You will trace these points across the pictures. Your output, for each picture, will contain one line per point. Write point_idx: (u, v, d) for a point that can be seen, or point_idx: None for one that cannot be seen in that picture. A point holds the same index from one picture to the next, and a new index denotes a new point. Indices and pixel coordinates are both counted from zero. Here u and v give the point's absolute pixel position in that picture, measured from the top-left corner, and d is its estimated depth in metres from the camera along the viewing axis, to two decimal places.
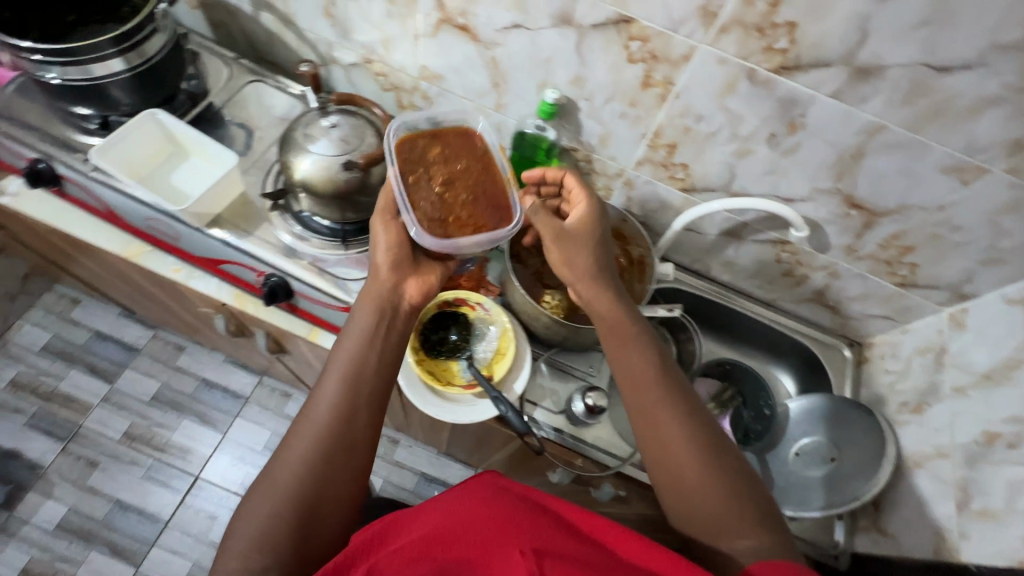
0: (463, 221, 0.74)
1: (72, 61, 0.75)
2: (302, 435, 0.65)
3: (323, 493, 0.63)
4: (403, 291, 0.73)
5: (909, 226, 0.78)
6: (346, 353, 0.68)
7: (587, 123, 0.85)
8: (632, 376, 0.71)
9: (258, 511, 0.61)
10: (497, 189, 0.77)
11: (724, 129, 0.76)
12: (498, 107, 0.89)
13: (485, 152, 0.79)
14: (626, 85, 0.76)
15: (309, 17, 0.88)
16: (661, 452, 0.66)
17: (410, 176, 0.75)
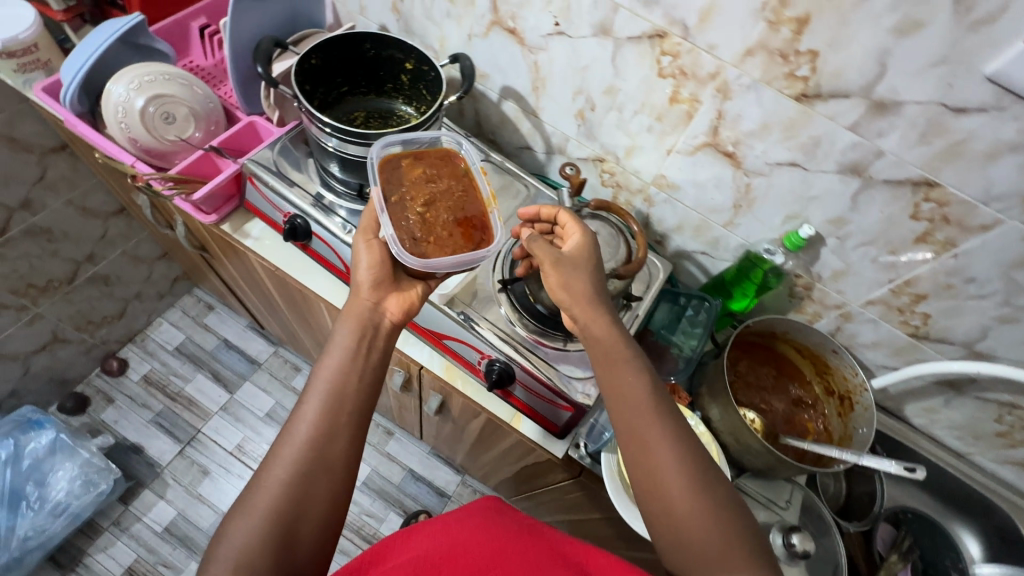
0: (444, 240, 0.74)
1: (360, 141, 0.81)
2: (282, 453, 0.60)
3: (302, 508, 0.58)
4: (383, 309, 0.71)
5: None
6: (328, 368, 0.65)
7: (828, 257, 0.84)
8: (621, 406, 0.63)
9: (237, 530, 0.55)
10: (477, 209, 0.78)
11: (995, 294, 0.74)
12: (728, 224, 0.90)
13: (466, 173, 0.81)
14: (895, 235, 0.75)
15: (556, 115, 0.92)
16: (664, 512, 0.58)
17: (393, 197, 0.76)
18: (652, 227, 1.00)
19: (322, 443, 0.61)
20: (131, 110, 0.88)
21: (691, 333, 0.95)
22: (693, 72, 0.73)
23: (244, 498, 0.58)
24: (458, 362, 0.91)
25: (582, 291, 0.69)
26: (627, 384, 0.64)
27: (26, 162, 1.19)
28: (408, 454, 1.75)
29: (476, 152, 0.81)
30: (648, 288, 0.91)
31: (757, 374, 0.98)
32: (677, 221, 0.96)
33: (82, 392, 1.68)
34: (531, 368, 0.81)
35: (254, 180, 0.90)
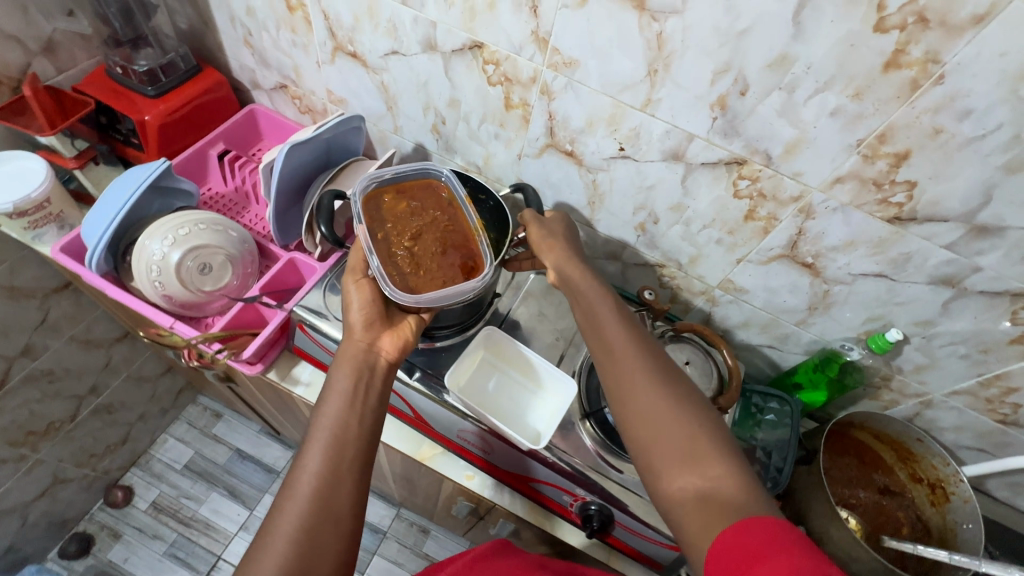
0: (435, 272, 0.78)
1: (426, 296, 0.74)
2: (286, 510, 0.60)
3: (311, 555, 0.58)
4: (379, 348, 0.73)
5: None
6: (329, 416, 0.67)
7: (911, 353, 0.82)
8: (588, 326, 0.71)
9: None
10: (465, 240, 0.81)
11: None
12: (801, 322, 0.88)
13: (451, 203, 0.84)
14: (987, 336, 0.74)
15: (612, 225, 0.90)
16: (636, 430, 0.60)
17: (378, 232, 0.79)
18: (715, 324, 0.97)
19: (326, 488, 0.62)
20: (168, 268, 0.81)
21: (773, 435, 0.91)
22: (774, 194, 0.71)
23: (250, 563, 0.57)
24: (543, 502, 0.85)
25: (559, 258, 0.75)
26: (598, 314, 0.70)
27: (26, 307, 1.09)
28: (446, 553, 1.64)
29: (461, 185, 0.83)
30: None
31: (842, 466, 0.95)
32: (743, 319, 0.93)
33: (85, 530, 1.53)
34: (633, 507, 0.76)
35: (303, 327, 0.84)
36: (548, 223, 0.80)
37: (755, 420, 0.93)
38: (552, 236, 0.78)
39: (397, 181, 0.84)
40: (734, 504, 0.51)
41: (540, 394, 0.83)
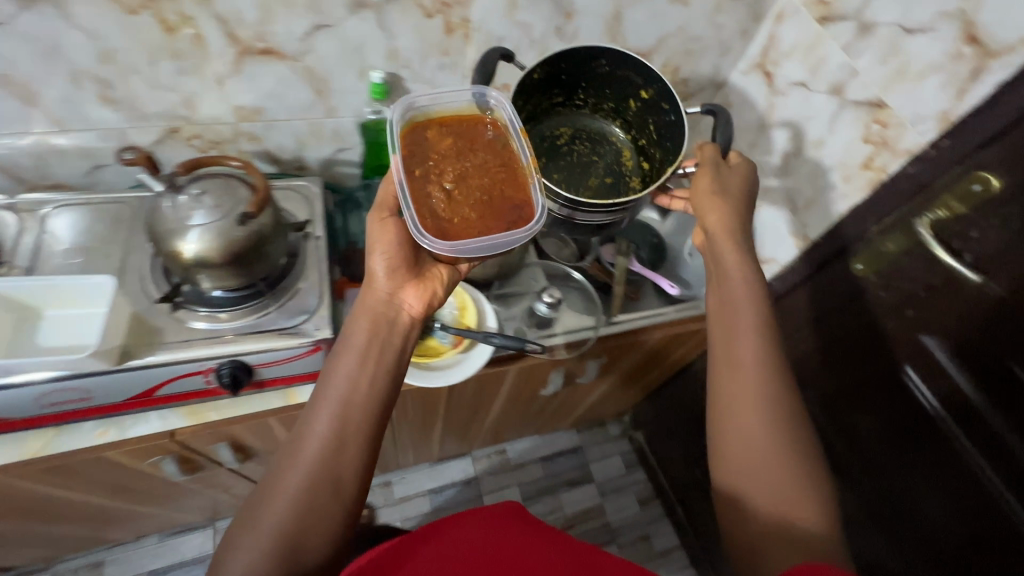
0: (472, 215, 0.74)
1: (468, 249, 0.70)
2: (291, 464, 0.65)
3: (311, 514, 0.63)
4: (398, 299, 0.76)
5: (669, 53, 1.03)
6: (340, 378, 0.69)
7: (414, 87, 0.94)
8: (718, 308, 0.74)
9: (247, 542, 0.60)
10: (513, 185, 0.76)
11: (522, 40, 0.91)
12: (329, 112, 0.93)
13: (505, 145, 0.80)
14: (431, 40, 0.86)
15: (84, 113, 0.81)
16: (727, 350, 0.70)
17: (417, 170, 0.75)
18: (284, 157, 0.99)
19: (331, 459, 0.65)
20: None
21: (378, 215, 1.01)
22: None
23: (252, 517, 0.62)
24: (192, 400, 0.83)
25: (720, 221, 0.77)
26: (730, 314, 0.72)
27: None
28: None
29: (514, 117, 0.79)
30: (311, 208, 0.94)
31: None
32: (296, 138, 0.96)
33: None
34: (253, 345, 0.79)
35: None
36: (718, 170, 0.81)
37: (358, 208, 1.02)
38: (721, 194, 0.78)
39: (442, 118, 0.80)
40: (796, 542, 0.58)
41: (84, 314, 0.76)
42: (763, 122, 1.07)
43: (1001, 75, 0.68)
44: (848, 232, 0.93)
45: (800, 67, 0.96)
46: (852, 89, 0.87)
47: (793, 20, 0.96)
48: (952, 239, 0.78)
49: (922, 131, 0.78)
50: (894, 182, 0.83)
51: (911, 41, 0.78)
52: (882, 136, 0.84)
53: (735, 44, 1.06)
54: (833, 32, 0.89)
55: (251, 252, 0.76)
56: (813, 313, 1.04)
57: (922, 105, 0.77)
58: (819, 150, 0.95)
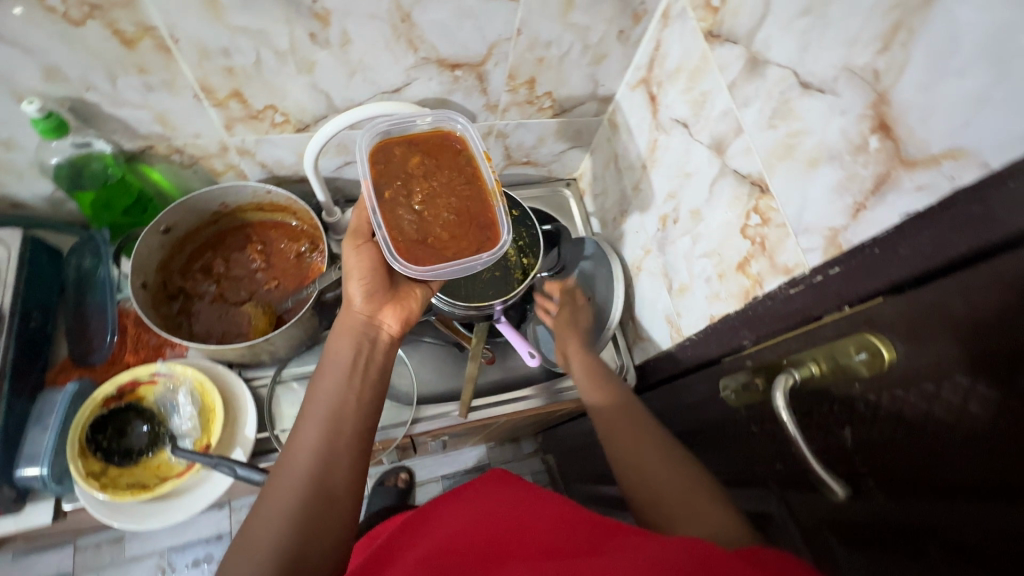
0: (448, 239, 0.64)
1: (437, 273, 0.62)
2: (279, 487, 0.53)
3: (312, 526, 0.51)
4: (381, 321, 0.67)
5: (513, 62, 0.73)
6: (322, 395, 0.60)
7: (124, 112, 0.66)
8: (625, 444, 0.66)
9: (241, 573, 0.48)
10: (481, 203, 0.66)
11: (262, 52, 0.62)
12: (4, 146, 0.66)
13: (469, 160, 0.67)
14: (107, 55, 0.58)
15: None
16: (630, 451, 0.65)
17: (386, 191, 0.64)
18: None
19: (320, 470, 0.54)
20: None
21: (98, 262, 0.78)
22: None
23: (240, 544, 0.50)
24: None
25: (577, 342, 0.83)
26: (623, 441, 0.67)
27: None
28: None
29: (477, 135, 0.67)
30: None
31: (235, 263, 0.85)
32: None
33: None
34: None
35: None
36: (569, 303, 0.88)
37: (77, 255, 0.78)
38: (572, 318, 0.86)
39: (410, 132, 0.68)
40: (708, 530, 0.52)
41: None
42: (646, 162, 0.79)
43: (912, 201, 0.41)
44: (718, 341, 0.69)
45: (682, 100, 0.67)
46: (733, 151, 0.59)
47: (679, 27, 0.65)
48: (828, 410, 0.53)
49: (806, 248, 0.51)
50: (768, 302, 0.58)
51: (805, 105, 0.49)
52: (760, 236, 0.57)
53: (612, 49, 0.74)
54: (719, 59, 0.59)
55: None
56: (677, 423, 0.80)
57: (810, 210, 0.50)
58: (695, 224, 0.69)
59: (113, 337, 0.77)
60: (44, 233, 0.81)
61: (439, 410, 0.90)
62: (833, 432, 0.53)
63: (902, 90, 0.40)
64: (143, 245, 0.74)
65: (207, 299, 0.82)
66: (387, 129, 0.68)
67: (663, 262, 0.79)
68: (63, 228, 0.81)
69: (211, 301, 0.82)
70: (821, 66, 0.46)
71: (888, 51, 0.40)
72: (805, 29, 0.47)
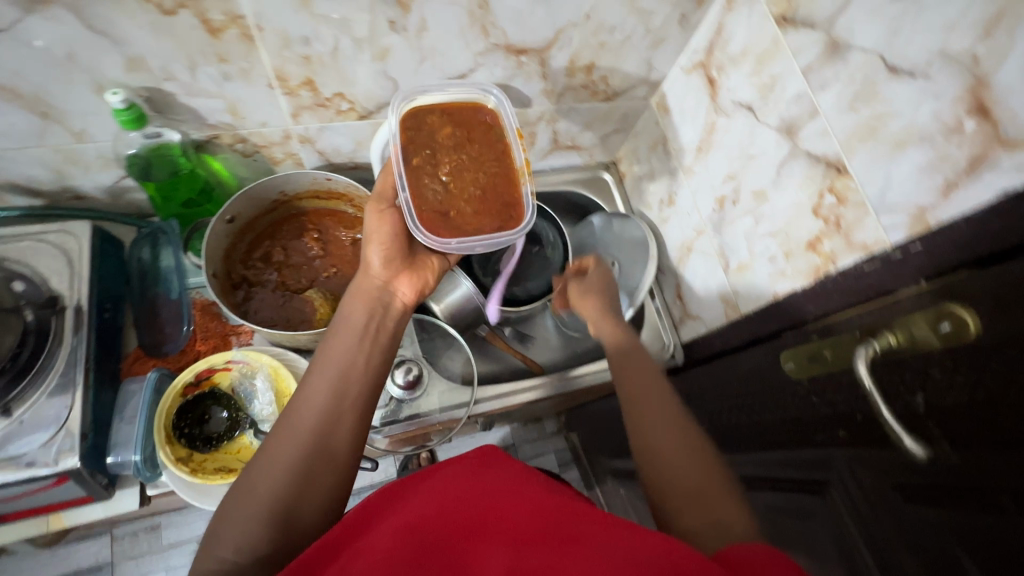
0: (468, 212, 0.64)
1: (461, 247, 0.62)
2: (283, 436, 0.54)
3: (312, 480, 0.52)
4: (395, 288, 0.66)
5: (576, 47, 0.74)
6: (333, 354, 0.59)
7: (197, 102, 0.66)
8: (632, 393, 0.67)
9: (237, 513, 0.49)
10: (507, 180, 0.66)
11: (342, 40, 0.62)
12: (77, 137, 0.65)
13: (501, 137, 0.68)
14: (191, 44, 0.57)
15: None
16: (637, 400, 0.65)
17: (414, 159, 0.64)
18: (46, 188, 0.72)
19: (325, 425, 0.54)
20: None
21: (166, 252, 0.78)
22: None
23: (237, 486, 0.52)
24: None
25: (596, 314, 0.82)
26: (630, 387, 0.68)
27: None
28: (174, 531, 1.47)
29: (513, 114, 0.68)
30: (72, 271, 0.70)
31: (293, 251, 0.86)
32: (47, 167, 0.69)
33: None
34: None
35: None
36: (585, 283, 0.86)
37: (145, 247, 0.79)
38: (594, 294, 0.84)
39: (445, 103, 0.68)
40: (720, 528, 0.50)
41: None
42: (700, 145, 0.81)
43: (1009, 178, 0.43)
44: (780, 316, 0.72)
45: (747, 84, 0.69)
46: (807, 134, 0.61)
47: (745, 12, 0.67)
48: (902, 376, 0.54)
49: (888, 226, 0.55)
50: (841, 278, 0.61)
51: (893, 89, 0.51)
52: (835, 215, 0.60)
53: (671, 33, 0.75)
54: (793, 43, 0.61)
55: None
56: (729, 396, 0.83)
57: (894, 190, 0.53)
58: (758, 204, 0.71)
59: (189, 328, 0.77)
60: (105, 226, 0.81)
61: (496, 392, 0.93)
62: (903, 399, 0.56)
63: (1005, 73, 0.42)
64: (212, 235, 0.74)
65: (269, 287, 0.83)
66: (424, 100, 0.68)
67: (718, 242, 0.82)
68: (123, 219, 0.80)
69: (272, 289, 0.83)
70: (913, 51, 0.48)
71: (990, 36, 0.42)
72: (896, 15, 0.49)
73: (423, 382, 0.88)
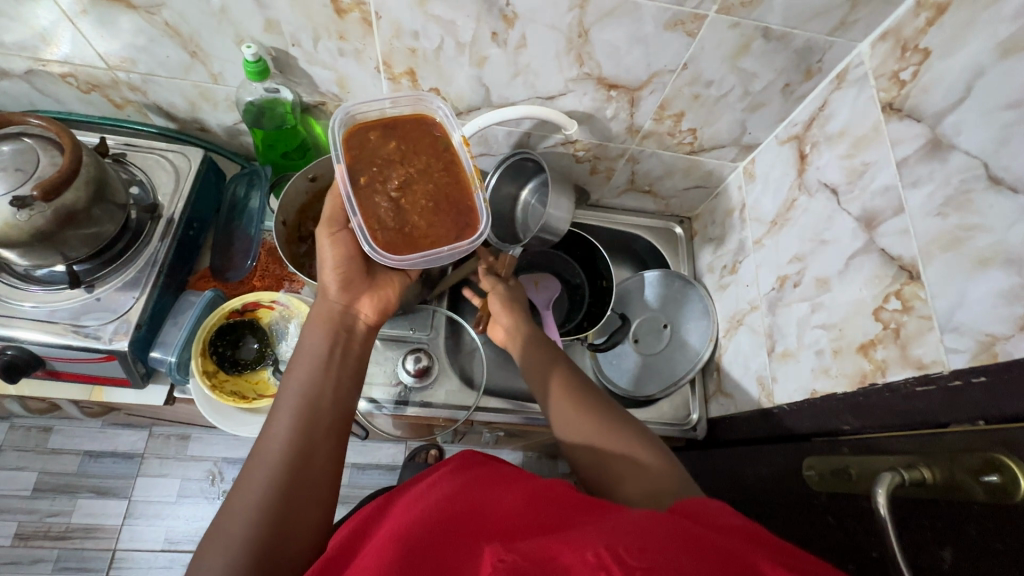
0: (424, 226, 0.67)
1: (418, 258, 0.65)
2: (253, 473, 0.54)
3: (286, 516, 0.51)
4: (357, 310, 0.68)
5: (668, 93, 0.74)
6: (295, 390, 0.60)
7: (313, 70, 0.74)
8: (553, 400, 0.67)
9: (213, 560, 0.48)
10: (459, 189, 0.69)
11: (446, 41, 0.68)
12: (214, 78, 0.76)
13: (447, 147, 0.70)
14: (319, 19, 0.65)
15: None
16: (560, 412, 0.66)
17: (362, 178, 0.67)
18: (179, 115, 0.84)
19: (291, 457, 0.55)
20: None
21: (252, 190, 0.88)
22: None
23: (212, 529, 0.51)
24: None
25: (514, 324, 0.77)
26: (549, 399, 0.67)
27: None
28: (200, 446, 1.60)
29: (458, 123, 0.70)
30: (177, 188, 0.81)
31: None
32: (185, 98, 0.80)
33: None
34: (42, 336, 0.69)
35: None
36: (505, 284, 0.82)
37: (240, 183, 0.89)
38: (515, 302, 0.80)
39: (389, 118, 0.70)
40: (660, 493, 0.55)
41: None
42: (776, 219, 0.77)
43: None
44: (814, 417, 0.66)
45: (837, 165, 0.65)
46: (886, 230, 0.57)
47: (853, 92, 0.64)
48: (933, 521, 0.48)
49: (949, 348, 0.49)
50: (887, 393, 0.55)
51: (989, 200, 0.46)
52: (896, 322, 0.55)
53: (771, 100, 0.73)
54: (894, 133, 0.57)
55: (58, 231, 0.64)
56: (742, 489, 0.76)
57: (965, 309, 0.47)
58: (819, 292, 0.66)
59: (252, 262, 0.86)
60: (216, 158, 0.93)
61: (502, 406, 0.92)
62: (928, 549, 0.48)
63: None
64: (293, 187, 0.83)
65: None
66: (365, 115, 0.70)
67: (769, 322, 0.77)
68: (232, 157, 0.92)
69: None
70: (1021, 164, 0.44)
71: None
72: (1010, 122, 0.45)
73: (433, 374, 0.90)
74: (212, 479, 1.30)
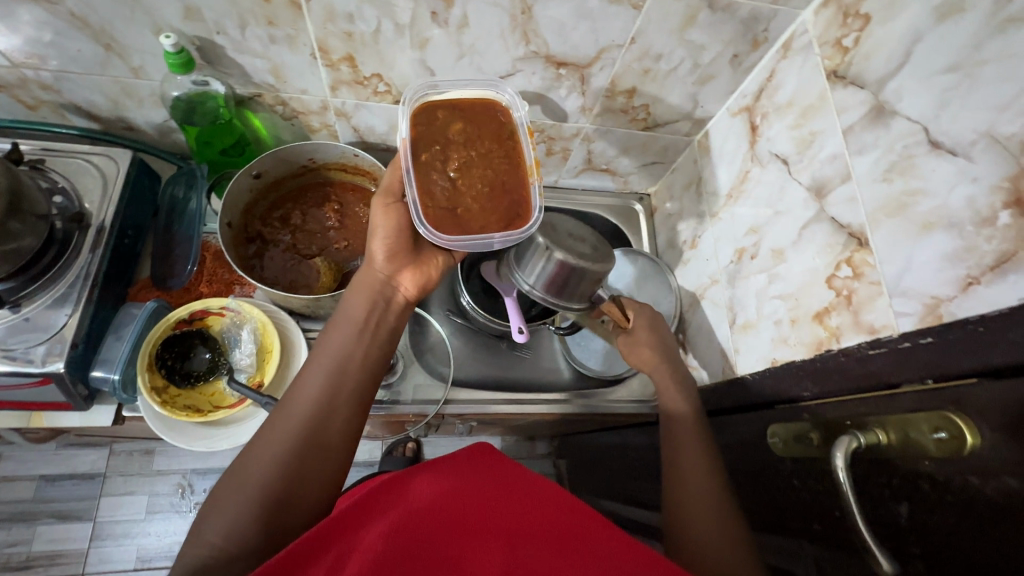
0: (474, 210, 0.62)
1: (464, 240, 0.60)
2: (278, 424, 0.54)
3: (302, 470, 0.52)
4: (397, 283, 0.64)
5: (618, 68, 0.72)
6: (328, 350, 0.59)
7: (244, 59, 0.69)
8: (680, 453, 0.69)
9: (228, 501, 0.50)
10: (516, 178, 0.64)
11: (384, 23, 0.64)
12: (135, 72, 0.70)
13: (511, 134, 0.66)
14: (243, 3, 0.61)
15: None
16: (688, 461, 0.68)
17: (422, 154, 0.63)
18: (102, 114, 0.78)
19: (316, 417, 0.54)
20: None
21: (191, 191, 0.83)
22: None
23: (233, 473, 0.52)
24: None
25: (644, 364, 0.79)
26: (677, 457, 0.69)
27: None
28: None
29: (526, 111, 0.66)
30: (105, 194, 0.75)
31: (311, 218, 0.88)
32: (105, 95, 0.74)
33: None
34: None
35: None
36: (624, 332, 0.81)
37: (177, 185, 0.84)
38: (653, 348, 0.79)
39: (455, 97, 0.66)
40: None
41: None
42: (732, 192, 0.77)
43: None
44: (775, 385, 0.67)
45: (787, 136, 0.65)
46: (835, 198, 0.57)
47: (799, 61, 0.63)
48: (889, 478, 0.49)
49: (899, 311, 0.50)
50: (843, 359, 0.56)
51: (931, 165, 0.46)
52: (848, 289, 0.56)
53: (720, 72, 0.73)
54: (840, 100, 0.57)
55: None
56: None
57: (913, 274, 0.48)
58: (775, 263, 0.67)
59: (194, 267, 0.81)
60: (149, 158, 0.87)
61: (472, 397, 0.90)
62: (886, 505, 0.49)
63: None
64: (234, 186, 0.78)
65: (280, 247, 0.85)
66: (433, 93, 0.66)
67: (730, 295, 0.77)
68: (165, 156, 0.86)
69: (282, 249, 0.85)
70: (959, 127, 0.44)
71: None
72: (947, 86, 0.45)
73: (398, 371, 0.87)
74: (181, 492, 1.25)
